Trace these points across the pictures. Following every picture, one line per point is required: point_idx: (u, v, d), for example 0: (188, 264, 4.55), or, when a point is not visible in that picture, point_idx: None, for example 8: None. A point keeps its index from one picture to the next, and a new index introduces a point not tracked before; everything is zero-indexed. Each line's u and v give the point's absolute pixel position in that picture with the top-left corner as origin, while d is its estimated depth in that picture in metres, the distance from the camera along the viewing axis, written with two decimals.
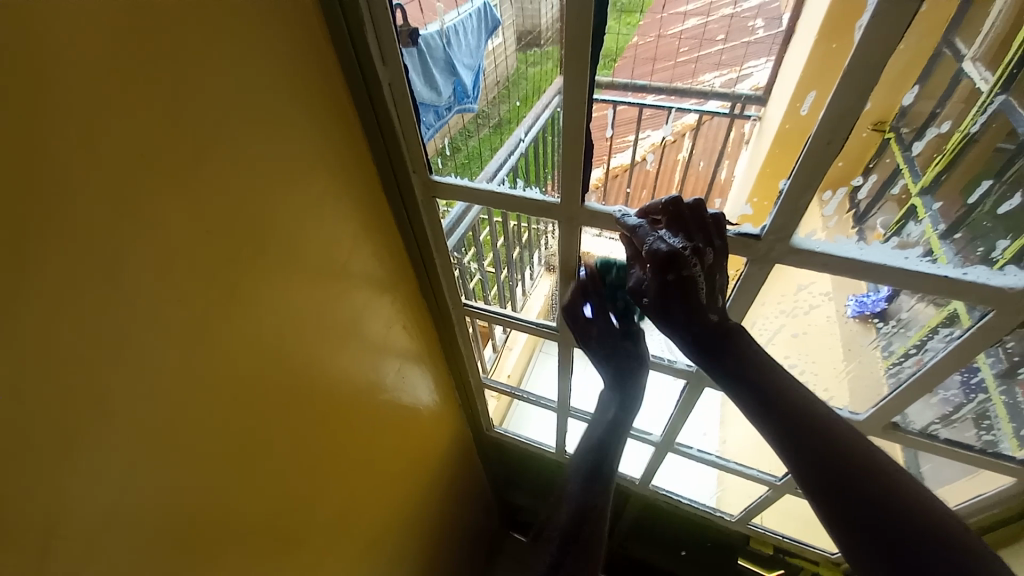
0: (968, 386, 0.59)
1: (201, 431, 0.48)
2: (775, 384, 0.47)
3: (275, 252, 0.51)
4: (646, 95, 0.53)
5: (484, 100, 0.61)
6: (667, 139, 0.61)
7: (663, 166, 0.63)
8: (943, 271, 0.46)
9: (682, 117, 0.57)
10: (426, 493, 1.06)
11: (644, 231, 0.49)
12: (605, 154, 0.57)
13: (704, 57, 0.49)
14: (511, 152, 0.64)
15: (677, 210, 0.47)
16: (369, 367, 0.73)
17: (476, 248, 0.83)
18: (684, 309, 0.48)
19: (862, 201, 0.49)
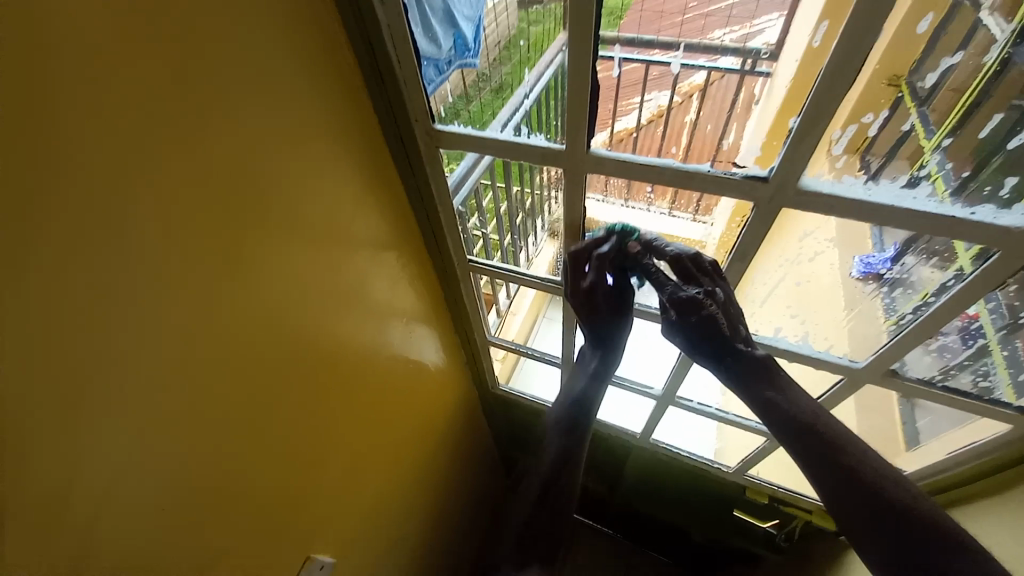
0: (967, 332, 0.59)
1: (216, 377, 0.50)
2: (795, 405, 0.59)
3: (280, 201, 0.51)
4: (655, 52, 0.49)
5: (484, 61, 0.58)
6: (674, 100, 0.54)
7: (671, 129, 0.55)
8: (951, 211, 0.46)
9: (689, 77, 0.52)
10: (434, 446, 1.09)
11: (666, 283, 0.63)
12: (610, 116, 0.55)
13: (716, 10, 0.44)
14: (515, 111, 0.59)
15: (683, 265, 0.61)
16: (376, 322, 0.75)
17: (480, 211, 0.83)
18: (708, 343, 0.63)
19: (874, 158, 0.48)
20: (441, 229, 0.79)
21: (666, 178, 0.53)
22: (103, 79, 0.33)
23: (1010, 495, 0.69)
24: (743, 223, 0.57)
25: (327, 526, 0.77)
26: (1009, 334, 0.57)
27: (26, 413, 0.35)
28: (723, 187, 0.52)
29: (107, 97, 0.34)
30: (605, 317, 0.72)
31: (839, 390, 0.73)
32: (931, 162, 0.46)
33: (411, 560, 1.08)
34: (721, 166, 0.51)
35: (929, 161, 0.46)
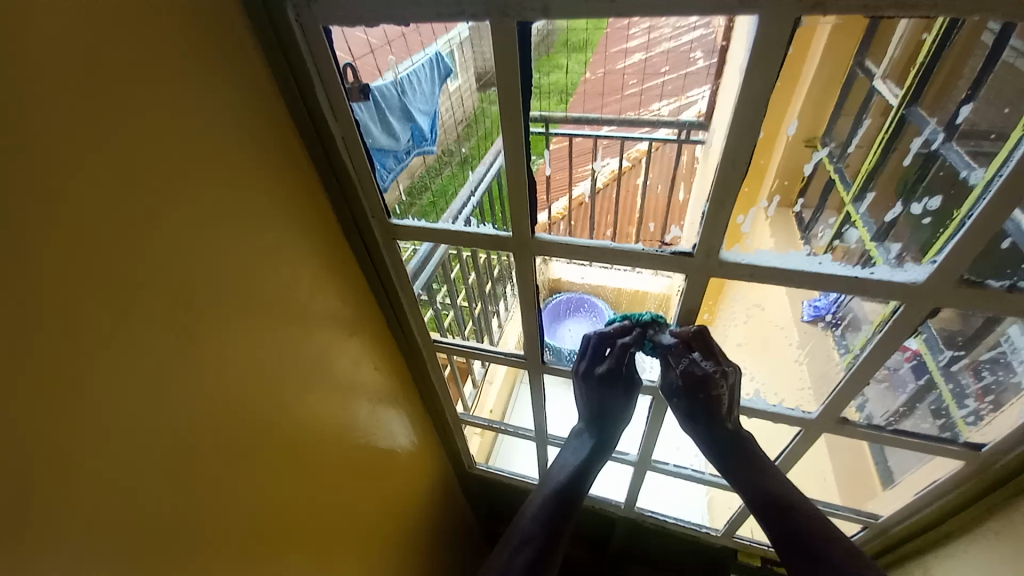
0: (919, 373, 0.62)
1: (169, 496, 0.47)
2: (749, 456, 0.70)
3: (236, 306, 0.52)
4: (601, 126, 0.59)
5: (445, 140, 0.62)
6: (624, 165, 0.66)
7: (625, 191, 0.66)
8: (851, 271, 0.50)
9: (635, 145, 0.64)
10: (410, 541, 1.03)
11: (679, 354, 0.64)
12: (568, 183, 0.63)
13: (650, 87, 0.53)
14: (472, 192, 0.64)
15: (704, 338, 0.62)
16: (340, 413, 0.73)
17: (448, 285, 0.85)
18: (707, 416, 0.70)
19: (806, 210, 0.55)
20: (405, 314, 0.80)
21: (607, 257, 0.57)
22: (58, 213, 0.35)
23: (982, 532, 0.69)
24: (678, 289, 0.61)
25: None
26: (951, 369, 0.60)
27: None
28: (655, 262, 0.56)
29: (60, 233, 0.36)
30: (615, 398, 0.74)
31: (799, 442, 0.74)
32: (858, 217, 0.54)
33: None
34: (654, 245, 0.56)
35: (852, 210, 0.54)
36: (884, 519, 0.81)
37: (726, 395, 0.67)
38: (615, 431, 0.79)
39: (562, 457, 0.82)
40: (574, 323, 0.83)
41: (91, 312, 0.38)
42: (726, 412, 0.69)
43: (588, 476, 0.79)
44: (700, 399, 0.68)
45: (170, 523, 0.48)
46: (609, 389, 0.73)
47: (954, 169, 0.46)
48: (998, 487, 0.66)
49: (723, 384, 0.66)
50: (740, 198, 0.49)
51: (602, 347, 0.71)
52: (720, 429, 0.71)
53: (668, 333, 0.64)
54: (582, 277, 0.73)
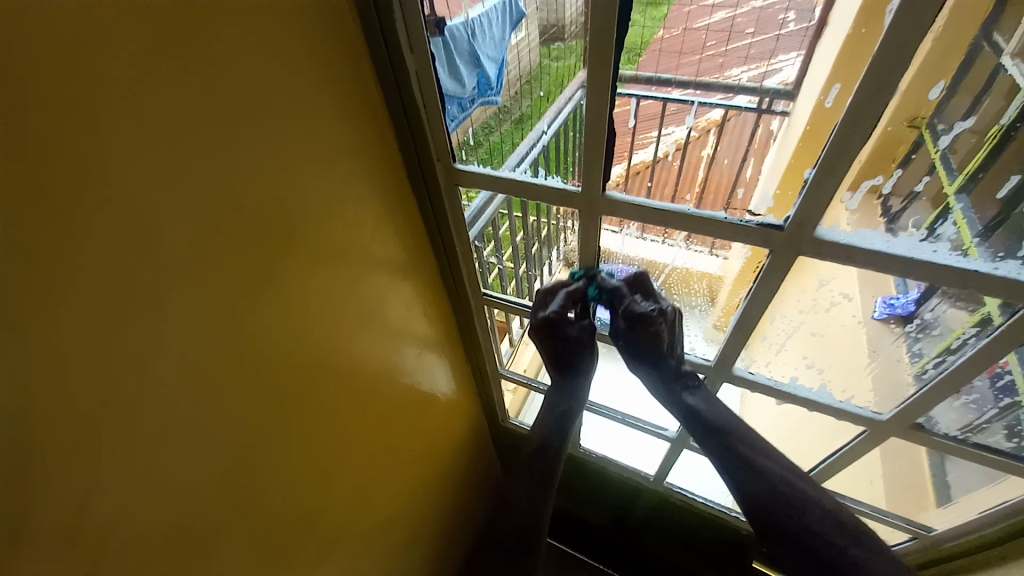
0: (996, 389, 0.56)
1: (232, 407, 0.50)
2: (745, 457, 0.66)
3: (303, 237, 0.53)
4: (672, 90, 0.49)
5: (506, 95, 0.60)
6: (690, 135, 0.53)
7: (687, 164, 0.54)
8: (971, 266, 0.45)
9: (707, 113, 0.50)
10: (441, 479, 1.07)
11: (622, 294, 0.67)
12: (626, 150, 0.54)
13: (733, 50, 0.44)
14: (533, 145, 0.61)
15: (641, 281, 0.67)
16: (390, 355, 0.76)
17: (496, 240, 0.83)
18: (654, 353, 0.68)
19: (894, 199, 0.47)
20: (458, 264, 0.80)
21: (683, 223, 0.54)
22: (149, 120, 0.36)
23: None
24: (759, 269, 0.56)
25: (335, 563, 0.75)
26: None
27: (33, 447, 0.34)
28: (739, 233, 0.52)
29: (150, 140, 0.36)
30: (579, 351, 0.73)
31: (860, 442, 0.69)
32: (959, 210, 0.46)
33: None
34: (735, 213, 0.51)
35: (955, 205, 0.46)
36: (938, 532, 0.76)
37: (665, 331, 0.67)
38: (586, 376, 0.77)
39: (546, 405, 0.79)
40: None
41: (180, 235, 0.40)
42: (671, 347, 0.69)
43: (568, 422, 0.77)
44: (652, 343, 0.67)
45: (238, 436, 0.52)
46: (570, 355, 0.74)
47: None
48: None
49: (661, 323, 0.66)
50: (853, 170, 0.45)
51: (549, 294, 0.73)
52: (683, 407, 0.69)
53: (610, 276, 0.69)
54: (631, 252, 0.68)
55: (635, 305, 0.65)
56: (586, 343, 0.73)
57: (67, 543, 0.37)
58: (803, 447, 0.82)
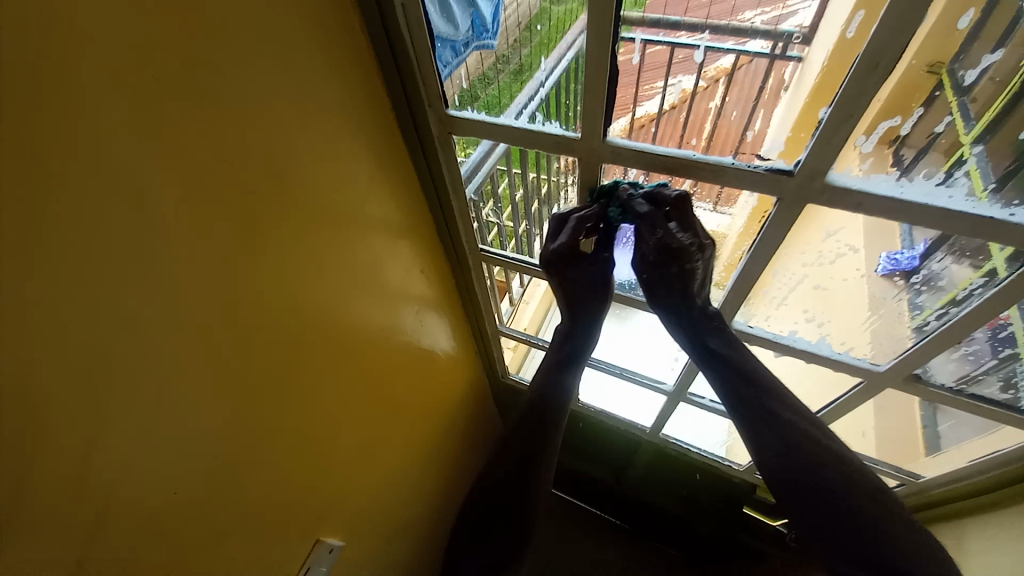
0: (995, 340, 0.56)
1: (232, 368, 0.50)
2: (745, 375, 0.63)
3: (293, 194, 0.51)
4: (680, 34, 0.46)
5: (503, 43, 0.56)
6: (698, 85, 0.50)
7: (694, 117, 0.51)
8: (984, 211, 0.43)
9: (716, 60, 0.47)
10: (442, 435, 1.10)
11: (655, 222, 0.56)
12: (629, 102, 0.51)
13: None
14: (530, 98, 0.58)
15: (683, 206, 0.55)
16: (389, 312, 0.75)
17: (495, 199, 0.82)
18: (676, 287, 0.64)
19: (907, 150, 0.44)
20: (455, 221, 0.78)
21: (687, 170, 0.52)
22: (121, 68, 0.33)
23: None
24: (765, 219, 0.55)
25: (344, 508, 0.79)
26: None
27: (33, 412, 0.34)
28: (745, 180, 0.50)
29: (125, 90, 0.33)
30: (591, 298, 0.73)
31: (857, 394, 0.70)
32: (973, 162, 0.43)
33: (417, 547, 1.09)
34: (743, 159, 0.50)
35: (968, 155, 0.43)
36: (926, 479, 0.77)
37: (699, 269, 0.61)
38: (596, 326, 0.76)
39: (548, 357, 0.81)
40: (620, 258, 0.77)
41: (166, 188, 0.38)
42: (694, 286, 0.63)
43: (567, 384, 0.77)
44: (672, 272, 0.62)
45: (241, 392, 0.52)
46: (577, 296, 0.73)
47: None
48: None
49: (698, 257, 0.59)
50: (869, 112, 0.42)
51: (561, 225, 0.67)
52: (696, 335, 0.66)
53: (643, 198, 0.57)
54: (633, 208, 0.66)
55: (669, 239, 0.57)
56: (603, 279, 0.71)
57: (78, 493, 0.38)
58: (800, 400, 0.83)
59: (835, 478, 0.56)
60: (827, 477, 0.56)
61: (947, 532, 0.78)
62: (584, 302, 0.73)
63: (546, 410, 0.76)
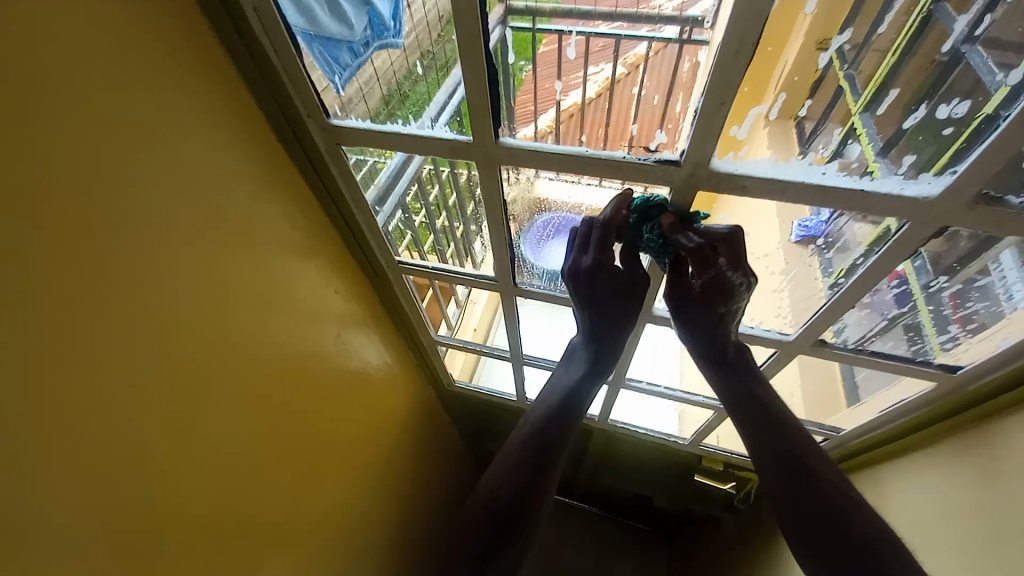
0: (902, 301, 0.59)
1: (96, 427, 0.44)
2: (773, 424, 0.62)
3: (143, 224, 0.46)
4: (599, 23, 0.47)
5: (423, 37, 0.49)
6: (619, 72, 0.50)
7: (617, 103, 0.50)
8: (855, 185, 0.45)
9: (633, 47, 0.48)
10: (393, 449, 1.06)
11: (702, 250, 0.55)
12: (552, 94, 0.51)
13: None
14: (450, 95, 0.51)
15: (733, 241, 0.53)
16: (302, 337, 0.70)
17: (426, 209, 0.74)
18: (712, 326, 0.64)
19: (807, 123, 0.46)
20: (365, 235, 0.75)
21: (578, 166, 0.51)
22: None
23: (935, 454, 0.70)
24: None
25: (284, 551, 0.74)
26: (931, 292, 0.57)
27: None
28: (637, 172, 0.50)
29: None
30: (613, 298, 0.64)
31: (773, 362, 0.73)
32: (863, 132, 0.45)
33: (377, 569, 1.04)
34: (635, 152, 0.49)
35: (858, 123, 0.45)
36: (845, 432, 0.83)
37: (735, 310, 0.63)
38: (619, 344, 0.70)
39: (563, 370, 0.74)
40: (560, 246, 0.72)
41: None
42: (731, 328, 0.64)
43: (580, 399, 0.69)
44: (716, 312, 0.63)
45: (115, 459, 0.46)
46: (610, 291, 0.63)
47: (976, 79, 0.41)
48: (970, 409, 0.64)
49: (743, 296, 0.61)
50: (739, 100, 0.42)
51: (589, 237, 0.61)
52: (734, 382, 0.66)
53: (692, 231, 0.54)
54: (569, 199, 0.63)
55: (721, 270, 0.57)
56: (635, 293, 0.63)
57: None
58: None
59: (839, 506, 0.55)
60: (857, 533, 0.53)
61: (866, 480, 0.84)
62: (611, 318, 0.66)
63: (546, 433, 0.67)
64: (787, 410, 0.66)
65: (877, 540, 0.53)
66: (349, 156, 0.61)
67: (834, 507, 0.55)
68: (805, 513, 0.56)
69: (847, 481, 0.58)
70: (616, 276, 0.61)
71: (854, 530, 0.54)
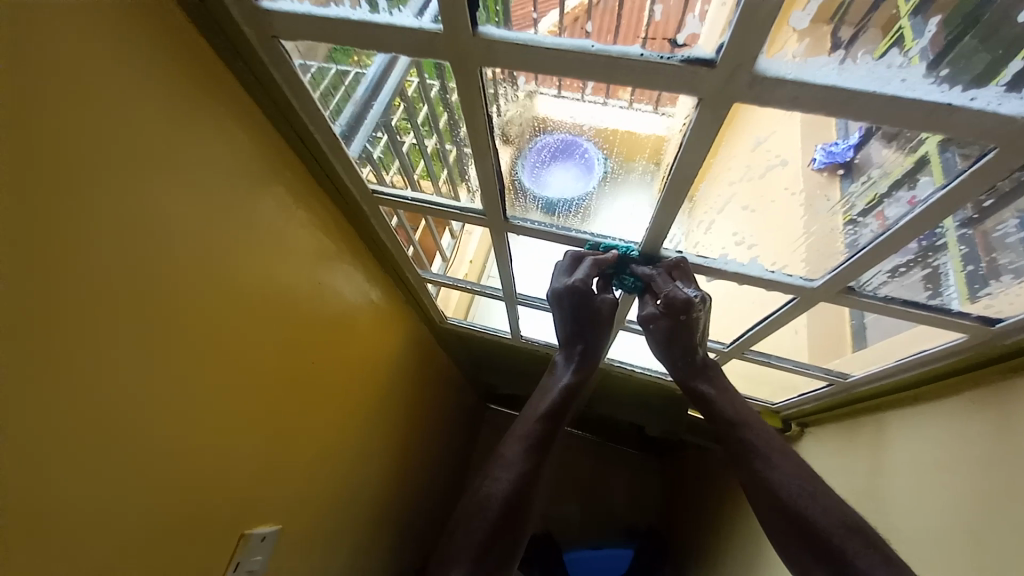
0: (926, 248, 0.53)
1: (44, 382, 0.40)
2: (748, 432, 0.65)
3: (55, 146, 0.38)
4: None
5: None
6: None
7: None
8: (944, 96, 0.37)
9: None
10: (385, 385, 1.05)
11: (660, 281, 0.64)
12: None
13: None
14: None
15: (680, 267, 0.64)
16: (270, 275, 0.64)
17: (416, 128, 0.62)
18: (683, 341, 0.68)
19: (846, 25, 0.37)
20: (328, 160, 0.65)
21: (587, 66, 0.41)
22: None
23: (947, 404, 0.68)
24: (686, 124, 0.46)
25: (275, 487, 0.74)
26: (965, 235, 0.51)
27: None
28: (657, 75, 0.40)
29: None
30: (598, 321, 0.70)
31: (789, 310, 0.68)
32: (915, 36, 0.36)
33: (374, 494, 1.08)
34: (654, 46, 0.39)
35: (907, 25, 0.37)
36: (853, 378, 0.79)
37: (699, 320, 0.66)
38: (600, 346, 0.73)
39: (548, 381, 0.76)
40: (561, 171, 0.62)
41: None
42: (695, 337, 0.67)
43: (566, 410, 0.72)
44: (677, 322, 0.65)
45: (68, 416, 0.42)
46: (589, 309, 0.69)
47: None
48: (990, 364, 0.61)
49: (699, 309, 0.64)
50: None
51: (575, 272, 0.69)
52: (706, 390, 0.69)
53: (644, 265, 0.66)
54: (572, 118, 0.54)
55: (676, 292, 0.62)
56: (607, 317, 0.69)
57: None
58: (729, 318, 0.80)
59: (822, 505, 0.58)
60: (842, 534, 0.56)
61: (867, 423, 0.83)
62: (589, 331, 0.71)
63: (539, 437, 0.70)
64: (757, 417, 0.68)
65: (863, 537, 0.55)
66: (293, 56, 0.51)
67: (822, 512, 0.57)
68: (795, 523, 0.58)
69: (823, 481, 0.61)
70: (592, 305, 0.68)
71: (845, 535, 0.55)
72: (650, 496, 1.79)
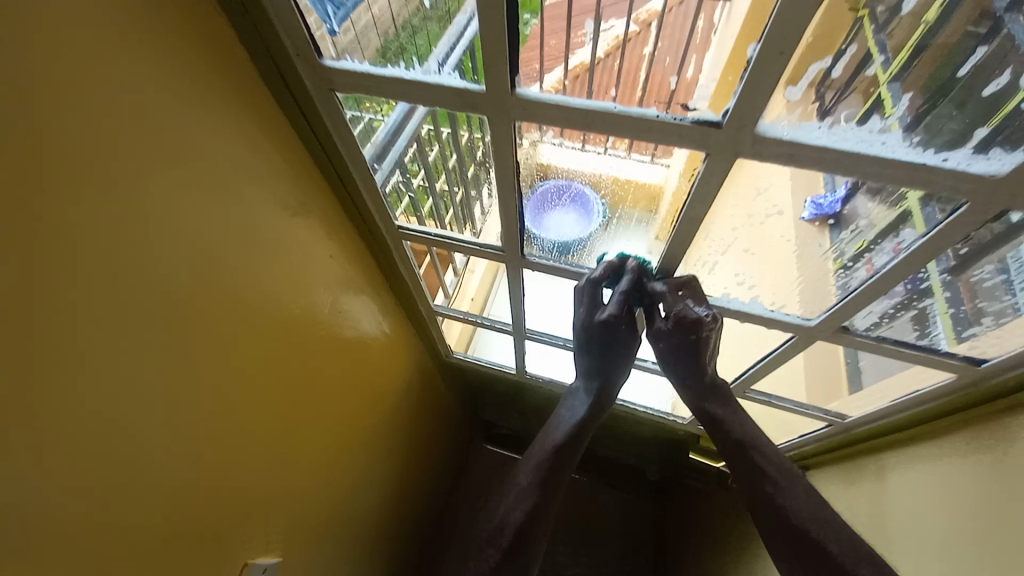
0: (913, 291, 0.57)
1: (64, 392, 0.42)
2: (756, 456, 0.66)
3: (111, 176, 0.42)
4: None
5: None
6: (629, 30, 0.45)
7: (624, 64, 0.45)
8: (921, 157, 0.41)
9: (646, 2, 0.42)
10: (387, 417, 1.05)
11: (670, 299, 0.63)
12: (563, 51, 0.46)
13: None
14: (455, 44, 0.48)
15: (688, 286, 0.64)
16: (290, 302, 0.67)
17: (425, 169, 0.69)
18: (693, 359, 0.67)
19: (828, 92, 0.42)
20: (359, 196, 0.70)
21: (606, 125, 0.46)
22: None
23: (944, 444, 0.69)
24: (694, 176, 0.50)
25: (274, 515, 0.74)
26: (948, 279, 0.54)
27: None
28: (674, 134, 0.45)
29: None
30: (614, 350, 0.70)
31: (788, 348, 0.70)
32: (889, 103, 0.41)
33: (369, 531, 1.06)
34: (673, 111, 0.44)
35: (884, 93, 0.41)
36: (851, 420, 0.81)
37: (711, 338, 0.65)
38: (615, 373, 0.74)
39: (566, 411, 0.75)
40: (561, 215, 0.68)
41: None
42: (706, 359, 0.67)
43: (580, 440, 0.72)
44: (689, 339, 0.65)
45: (85, 426, 0.44)
46: (612, 338, 0.69)
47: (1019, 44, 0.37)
48: (987, 402, 0.62)
49: (712, 326, 0.63)
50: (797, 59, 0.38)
51: (596, 298, 0.68)
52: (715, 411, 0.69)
53: (658, 279, 0.65)
54: (575, 166, 0.59)
55: (687, 311, 0.63)
56: (625, 343, 0.70)
57: None
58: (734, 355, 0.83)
59: (827, 532, 0.59)
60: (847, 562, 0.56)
61: (868, 464, 0.84)
62: (603, 357, 0.71)
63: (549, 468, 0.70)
64: (766, 440, 0.68)
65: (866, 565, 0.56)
66: (342, 106, 0.56)
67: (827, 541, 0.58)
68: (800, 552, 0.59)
69: (830, 508, 0.61)
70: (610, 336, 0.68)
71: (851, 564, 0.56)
72: (649, 545, 1.74)
